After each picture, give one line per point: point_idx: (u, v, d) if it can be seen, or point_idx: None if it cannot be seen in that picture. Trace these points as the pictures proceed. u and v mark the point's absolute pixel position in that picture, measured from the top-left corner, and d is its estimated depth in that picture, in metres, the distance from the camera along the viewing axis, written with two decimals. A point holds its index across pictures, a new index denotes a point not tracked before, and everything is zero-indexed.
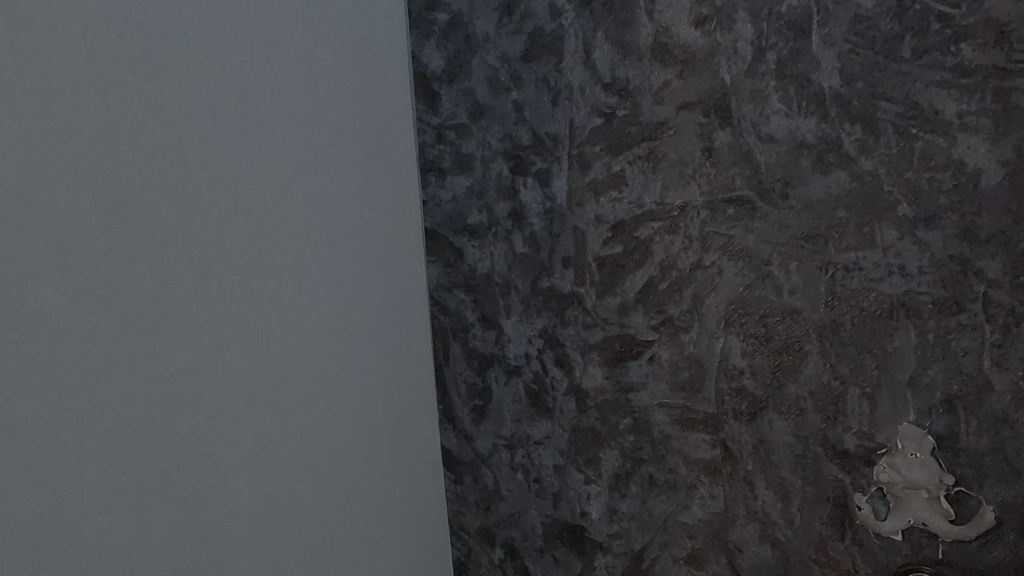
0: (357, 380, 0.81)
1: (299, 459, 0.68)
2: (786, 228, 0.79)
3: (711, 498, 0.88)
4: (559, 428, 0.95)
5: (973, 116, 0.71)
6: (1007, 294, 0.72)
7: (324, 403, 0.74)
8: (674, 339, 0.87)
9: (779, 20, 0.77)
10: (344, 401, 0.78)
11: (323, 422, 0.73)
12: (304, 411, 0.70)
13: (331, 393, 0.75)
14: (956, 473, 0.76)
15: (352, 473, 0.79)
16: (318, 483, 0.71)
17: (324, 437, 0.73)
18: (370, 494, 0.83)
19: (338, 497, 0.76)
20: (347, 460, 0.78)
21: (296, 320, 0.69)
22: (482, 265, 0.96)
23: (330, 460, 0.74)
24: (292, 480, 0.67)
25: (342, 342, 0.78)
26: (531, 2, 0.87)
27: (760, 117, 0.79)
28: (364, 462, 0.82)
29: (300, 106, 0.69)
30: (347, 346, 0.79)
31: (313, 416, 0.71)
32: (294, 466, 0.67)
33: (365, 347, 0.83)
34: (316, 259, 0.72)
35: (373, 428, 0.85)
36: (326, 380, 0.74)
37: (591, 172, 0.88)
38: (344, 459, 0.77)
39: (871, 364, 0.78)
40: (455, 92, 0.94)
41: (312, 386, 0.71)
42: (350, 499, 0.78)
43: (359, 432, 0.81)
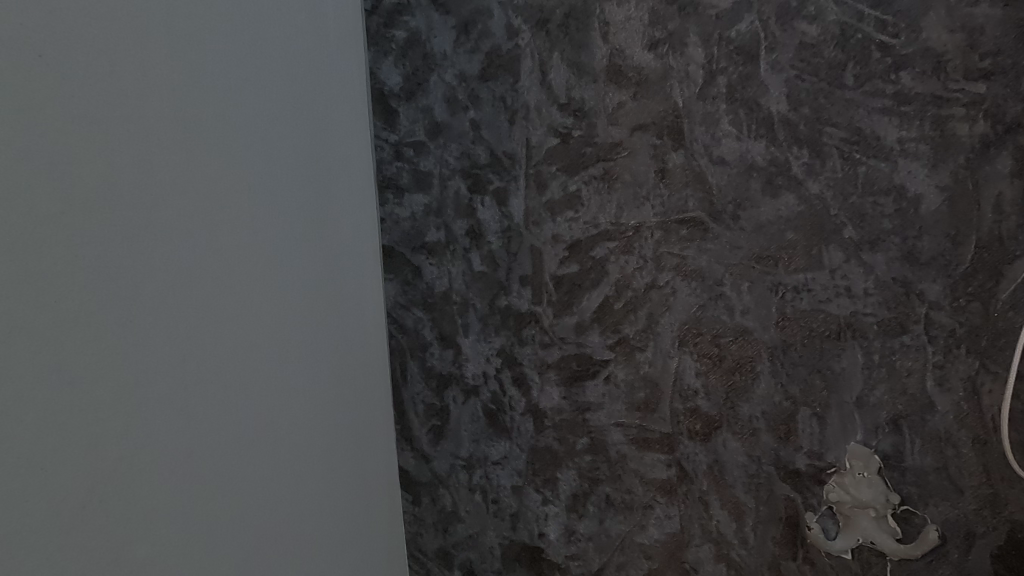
0: (306, 400, 0.80)
1: (240, 484, 0.66)
2: (737, 249, 0.80)
3: (667, 518, 0.88)
4: (517, 448, 0.94)
5: (913, 142, 0.72)
6: (948, 315, 0.73)
7: (269, 425, 0.72)
8: (630, 359, 0.87)
9: (728, 44, 0.78)
10: (292, 422, 0.76)
11: (269, 445, 0.72)
12: (248, 435, 0.68)
13: (278, 413, 0.74)
14: (902, 492, 0.77)
15: (300, 495, 0.77)
16: (262, 506, 0.70)
17: (271, 460, 0.72)
18: (320, 516, 0.82)
19: (284, 523, 0.74)
20: (294, 483, 0.76)
21: (239, 340, 0.67)
22: (440, 283, 0.95)
23: (274, 484, 0.72)
24: (233, 505, 0.65)
25: (289, 363, 0.76)
26: (488, 22, 0.88)
27: (712, 140, 0.80)
28: (313, 484, 0.80)
29: (245, 123, 0.68)
30: (295, 367, 0.77)
31: (256, 440, 0.69)
32: (236, 490, 0.66)
33: (316, 366, 0.82)
34: (262, 277, 0.71)
35: (323, 447, 0.83)
36: (271, 401, 0.72)
37: (547, 192, 0.88)
38: (290, 483, 0.75)
39: (820, 384, 0.79)
40: (413, 110, 0.94)
41: (256, 409, 0.69)
42: (296, 524, 0.76)
43: (309, 453, 0.80)
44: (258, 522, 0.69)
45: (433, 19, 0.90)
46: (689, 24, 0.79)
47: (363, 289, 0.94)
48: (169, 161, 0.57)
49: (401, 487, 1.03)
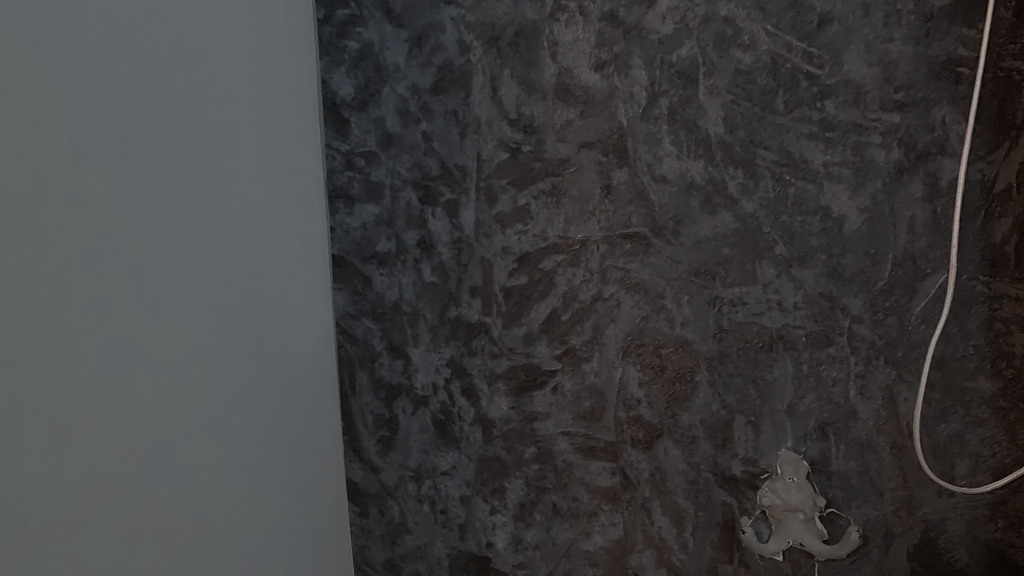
0: (249, 410, 0.78)
1: (177, 496, 0.65)
2: (677, 264, 0.84)
3: (611, 525, 0.90)
4: (465, 458, 0.95)
5: (837, 166, 0.78)
6: (869, 328, 0.78)
7: (209, 437, 0.70)
8: (576, 369, 0.89)
9: (669, 68, 0.82)
10: (233, 433, 0.75)
11: (209, 456, 0.70)
12: (185, 446, 0.66)
13: (220, 424, 0.72)
14: (828, 495, 0.81)
15: (240, 507, 0.76)
16: (201, 520, 0.68)
17: (211, 472, 0.70)
18: (262, 530, 0.80)
19: (222, 536, 0.72)
20: (235, 495, 0.75)
21: (179, 350, 0.66)
22: (390, 293, 0.95)
23: (212, 496, 0.70)
24: (169, 518, 0.63)
25: (232, 373, 0.75)
26: (441, 37, 0.89)
27: (654, 159, 0.83)
28: (255, 495, 0.78)
29: (187, 129, 0.67)
30: (238, 377, 0.76)
31: (196, 450, 0.68)
32: (172, 503, 0.64)
33: (260, 375, 0.81)
34: (203, 285, 0.70)
35: (267, 458, 0.82)
36: (212, 412, 0.71)
37: (497, 205, 0.90)
38: (229, 495, 0.74)
39: (754, 393, 0.83)
40: (365, 120, 0.94)
41: (194, 420, 0.68)
42: (235, 537, 0.74)
43: (252, 464, 0.78)
44: (195, 534, 0.67)
45: (386, 32, 0.91)
46: (634, 47, 0.83)
47: (312, 298, 0.93)
48: (103, 166, 0.56)
49: (349, 500, 1.01)
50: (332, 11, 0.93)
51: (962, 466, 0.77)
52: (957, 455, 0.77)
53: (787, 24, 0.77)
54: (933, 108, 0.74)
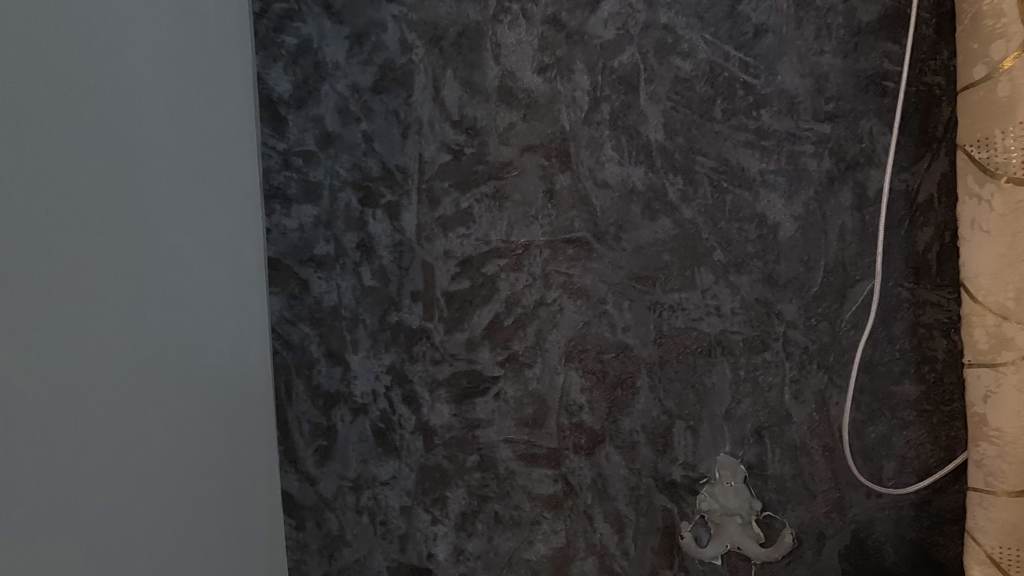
0: (172, 421, 0.73)
1: (89, 513, 0.59)
2: (619, 269, 0.84)
3: (553, 533, 0.89)
4: (406, 468, 0.92)
5: (771, 174, 0.79)
6: (803, 333, 0.80)
7: (127, 450, 0.65)
8: (518, 375, 0.88)
9: (611, 73, 0.82)
10: (154, 444, 0.70)
11: (127, 469, 0.65)
12: (99, 461, 0.61)
13: (139, 434, 0.67)
14: (764, 498, 0.82)
15: (161, 525, 0.70)
16: (117, 539, 0.63)
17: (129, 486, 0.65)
18: (185, 547, 0.75)
19: (142, 559, 0.67)
20: (157, 510, 0.70)
21: (90, 353, 0.61)
22: (328, 297, 0.92)
23: (131, 517, 0.65)
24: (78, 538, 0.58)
25: (153, 379, 0.70)
26: (382, 35, 0.87)
27: (596, 164, 0.83)
28: (179, 512, 0.74)
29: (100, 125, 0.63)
30: (159, 384, 0.71)
31: (111, 463, 0.63)
32: (83, 521, 0.59)
33: (184, 381, 0.76)
34: (117, 285, 0.65)
35: (191, 470, 0.77)
36: (130, 423, 0.66)
37: (439, 208, 0.88)
38: (150, 511, 0.68)
39: (693, 398, 0.83)
40: (302, 118, 0.91)
41: (108, 430, 0.62)
42: (157, 560, 0.69)
43: (175, 477, 0.73)
44: (110, 556, 0.62)
45: (325, 28, 0.88)
46: (576, 52, 0.82)
47: (243, 304, 0.89)
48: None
49: (285, 513, 0.97)
50: (268, 4, 0.90)
51: (889, 467, 0.79)
52: (884, 457, 0.79)
53: (724, 34, 0.78)
54: (861, 120, 0.76)
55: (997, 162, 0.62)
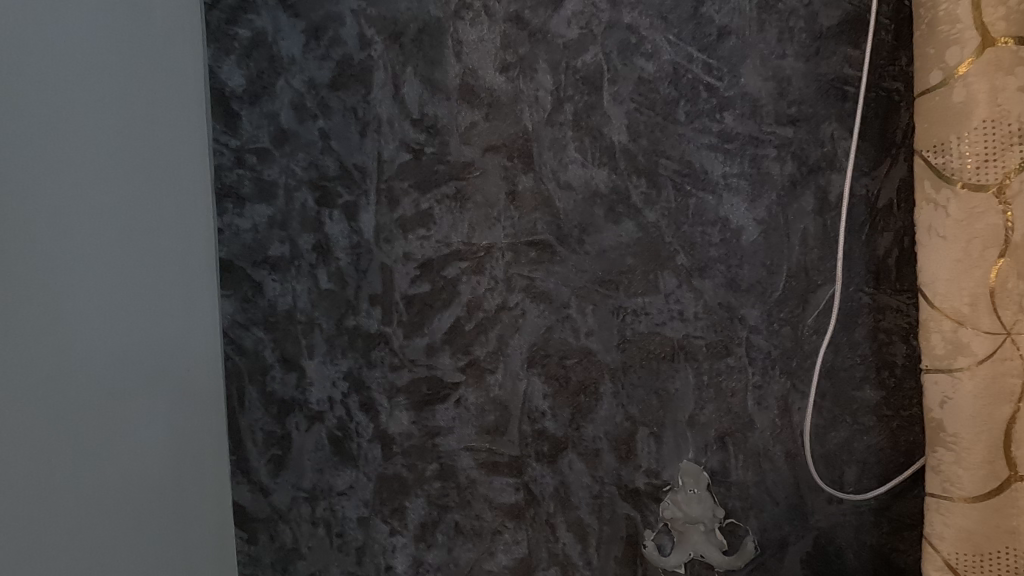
0: (104, 422, 0.71)
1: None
2: (582, 272, 0.82)
3: (514, 543, 0.87)
4: (364, 477, 0.89)
5: (734, 177, 0.78)
6: (765, 339, 0.79)
7: (43, 450, 0.63)
8: (479, 381, 0.85)
9: (574, 73, 0.80)
10: (82, 444, 0.68)
11: (45, 468, 0.63)
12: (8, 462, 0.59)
13: (61, 435, 0.65)
14: (727, 506, 0.81)
15: (86, 529, 0.68)
16: (29, 541, 0.61)
17: (45, 486, 0.63)
18: (117, 552, 0.72)
19: (59, 563, 0.64)
20: (82, 513, 0.67)
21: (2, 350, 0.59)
22: (283, 301, 0.89)
23: (45, 519, 0.63)
24: None
25: (82, 379, 0.68)
26: (340, 29, 0.84)
27: (559, 165, 0.82)
28: (109, 516, 0.71)
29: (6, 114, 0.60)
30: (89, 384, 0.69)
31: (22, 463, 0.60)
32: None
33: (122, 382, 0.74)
34: (34, 279, 0.63)
35: (128, 474, 0.74)
36: (49, 423, 0.64)
37: (398, 208, 0.85)
38: (73, 514, 0.66)
39: (656, 403, 0.82)
40: (256, 114, 0.87)
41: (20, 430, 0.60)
42: (78, 563, 0.67)
43: (106, 480, 0.71)
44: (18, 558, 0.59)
45: (280, 21, 0.85)
46: (539, 51, 0.81)
47: (191, 308, 0.86)
48: None
49: (235, 525, 0.93)
50: None
51: (850, 473, 0.79)
52: (846, 462, 0.79)
53: (688, 35, 0.78)
54: (823, 124, 0.76)
55: (953, 168, 0.62)
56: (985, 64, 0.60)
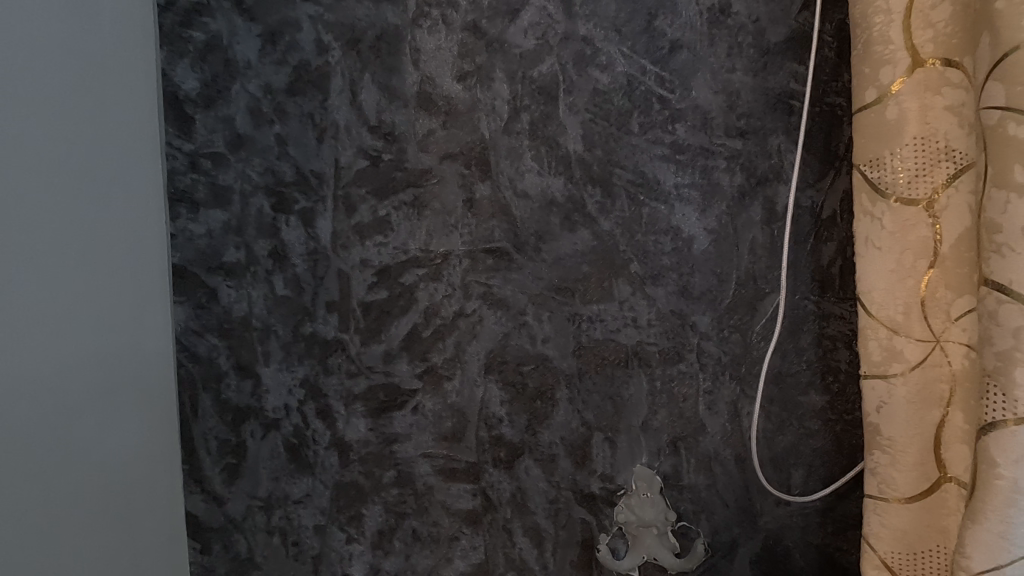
0: (55, 430, 0.70)
1: None
2: (539, 280, 0.83)
3: (472, 548, 0.88)
4: (320, 485, 0.89)
5: (686, 188, 0.80)
6: (716, 345, 0.81)
7: None
8: (437, 388, 0.86)
9: (531, 83, 0.81)
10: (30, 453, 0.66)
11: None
12: None
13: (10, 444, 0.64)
14: (679, 509, 0.83)
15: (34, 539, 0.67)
16: None
17: None
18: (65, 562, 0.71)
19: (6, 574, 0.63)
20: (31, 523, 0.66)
21: None
22: (238, 307, 0.88)
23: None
24: None
25: (31, 387, 0.67)
26: (297, 35, 0.84)
27: (516, 174, 0.82)
28: (58, 525, 0.70)
29: None
30: (39, 391, 0.68)
31: None
32: None
33: (73, 388, 0.72)
34: None
35: (77, 482, 0.73)
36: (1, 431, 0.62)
37: (356, 215, 0.85)
38: (21, 525, 0.65)
39: (611, 409, 0.83)
40: (211, 118, 0.86)
41: None
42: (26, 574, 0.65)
43: (56, 489, 0.70)
44: None
45: (236, 25, 0.84)
46: (496, 60, 0.81)
47: (141, 313, 0.84)
48: None
49: (188, 536, 0.92)
50: None
51: (797, 475, 0.81)
52: (793, 465, 0.81)
53: (641, 48, 0.79)
54: (770, 137, 0.78)
55: (886, 182, 0.65)
56: (916, 83, 0.63)
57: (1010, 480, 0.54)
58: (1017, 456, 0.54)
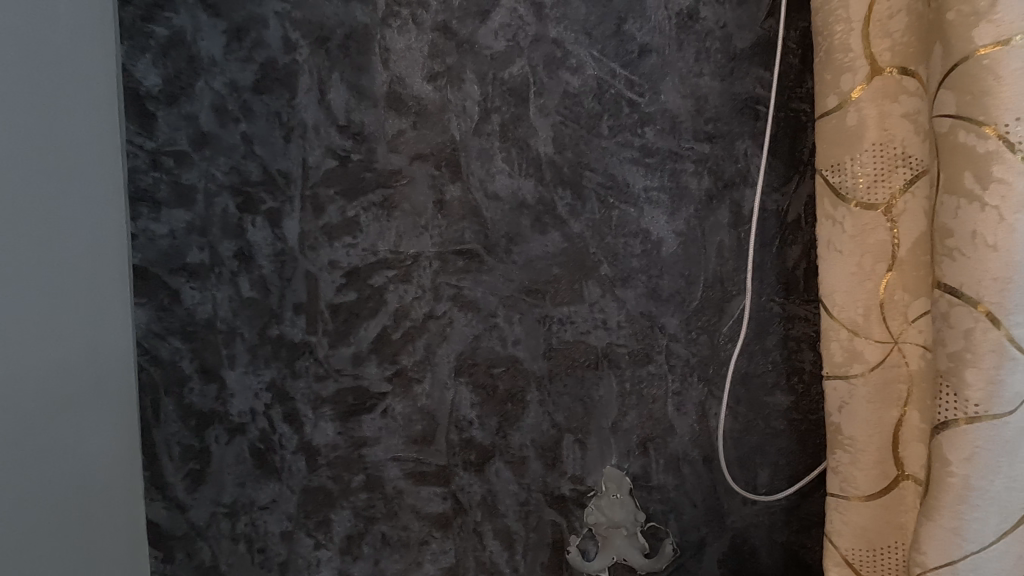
0: (9, 436, 0.67)
1: None
2: (509, 282, 0.83)
3: (442, 552, 0.87)
4: (287, 490, 0.87)
5: (655, 191, 0.81)
6: (684, 347, 0.82)
7: None
8: (407, 391, 0.85)
9: (502, 85, 0.81)
10: None
11: None
12: None
13: None
14: (648, 510, 0.84)
15: None
16: None
17: None
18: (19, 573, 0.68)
19: None
20: None
21: None
22: (202, 310, 0.86)
23: None
24: None
25: None
26: (263, 32, 0.82)
27: (487, 175, 0.82)
28: (12, 535, 0.67)
29: None
30: None
31: None
32: None
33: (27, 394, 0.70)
34: None
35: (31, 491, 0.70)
36: None
37: (324, 215, 0.84)
38: None
39: (581, 411, 0.83)
40: (174, 116, 0.84)
41: None
42: None
43: (11, 498, 0.67)
44: None
45: (200, 20, 0.82)
46: (466, 61, 0.81)
47: (100, 316, 0.81)
48: None
49: (149, 546, 0.89)
50: None
51: (763, 475, 0.82)
52: (759, 465, 0.82)
53: (611, 51, 0.79)
54: (737, 141, 0.79)
55: (847, 187, 0.66)
56: (875, 91, 0.64)
57: (962, 477, 0.56)
58: (968, 454, 0.55)
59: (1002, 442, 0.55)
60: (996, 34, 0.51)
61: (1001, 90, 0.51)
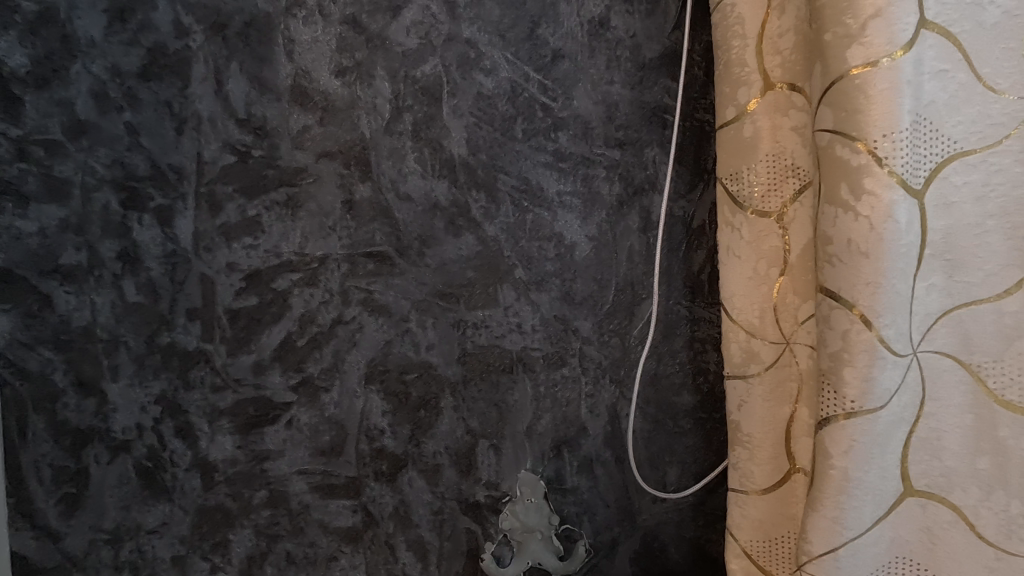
0: None
1: None
2: (422, 286, 0.81)
3: (352, 567, 0.84)
4: (179, 511, 0.81)
5: (568, 196, 0.81)
6: (597, 350, 0.83)
7: None
8: (314, 400, 0.81)
9: (414, 83, 0.79)
10: None
11: None
12: None
13: None
14: (562, 512, 0.84)
15: None
16: None
17: None
18: None
19: None
20: None
21: None
22: (78, 316, 0.78)
23: None
24: None
25: None
26: (151, 13, 0.75)
27: (398, 175, 0.80)
28: None
29: None
30: None
31: None
32: None
33: None
34: None
35: None
36: None
37: (221, 215, 0.78)
38: None
39: (496, 416, 0.83)
40: (44, 101, 0.75)
41: None
42: None
43: None
44: None
45: None
46: (376, 57, 0.78)
47: None
48: None
49: None
50: None
51: (672, 473, 0.85)
52: (667, 463, 0.85)
53: (524, 54, 0.79)
54: (645, 149, 0.81)
55: (744, 196, 0.70)
56: (768, 105, 0.68)
57: (841, 469, 0.60)
58: (846, 448, 0.59)
59: (874, 435, 0.59)
60: (866, 56, 0.54)
61: (871, 108, 0.55)
